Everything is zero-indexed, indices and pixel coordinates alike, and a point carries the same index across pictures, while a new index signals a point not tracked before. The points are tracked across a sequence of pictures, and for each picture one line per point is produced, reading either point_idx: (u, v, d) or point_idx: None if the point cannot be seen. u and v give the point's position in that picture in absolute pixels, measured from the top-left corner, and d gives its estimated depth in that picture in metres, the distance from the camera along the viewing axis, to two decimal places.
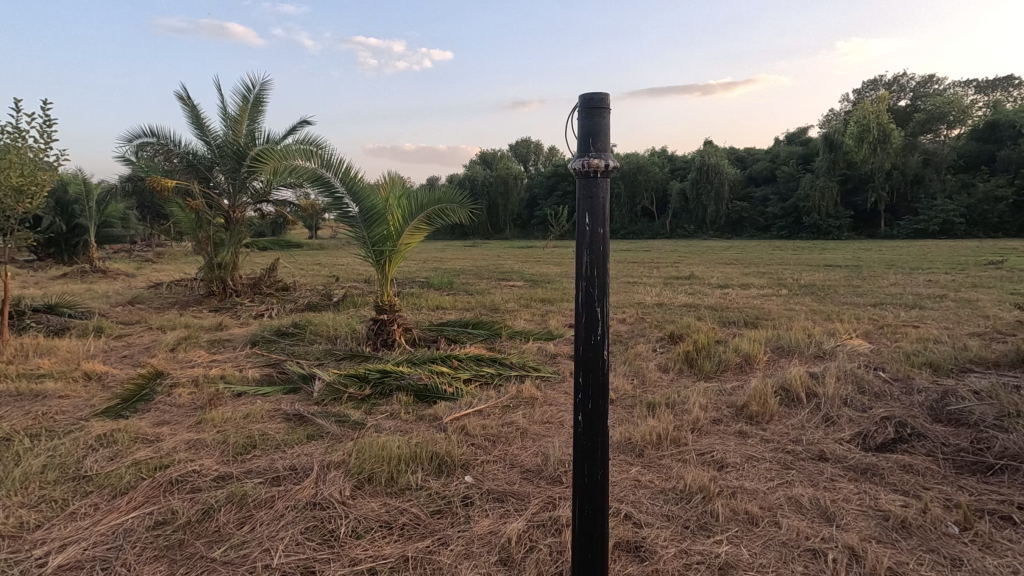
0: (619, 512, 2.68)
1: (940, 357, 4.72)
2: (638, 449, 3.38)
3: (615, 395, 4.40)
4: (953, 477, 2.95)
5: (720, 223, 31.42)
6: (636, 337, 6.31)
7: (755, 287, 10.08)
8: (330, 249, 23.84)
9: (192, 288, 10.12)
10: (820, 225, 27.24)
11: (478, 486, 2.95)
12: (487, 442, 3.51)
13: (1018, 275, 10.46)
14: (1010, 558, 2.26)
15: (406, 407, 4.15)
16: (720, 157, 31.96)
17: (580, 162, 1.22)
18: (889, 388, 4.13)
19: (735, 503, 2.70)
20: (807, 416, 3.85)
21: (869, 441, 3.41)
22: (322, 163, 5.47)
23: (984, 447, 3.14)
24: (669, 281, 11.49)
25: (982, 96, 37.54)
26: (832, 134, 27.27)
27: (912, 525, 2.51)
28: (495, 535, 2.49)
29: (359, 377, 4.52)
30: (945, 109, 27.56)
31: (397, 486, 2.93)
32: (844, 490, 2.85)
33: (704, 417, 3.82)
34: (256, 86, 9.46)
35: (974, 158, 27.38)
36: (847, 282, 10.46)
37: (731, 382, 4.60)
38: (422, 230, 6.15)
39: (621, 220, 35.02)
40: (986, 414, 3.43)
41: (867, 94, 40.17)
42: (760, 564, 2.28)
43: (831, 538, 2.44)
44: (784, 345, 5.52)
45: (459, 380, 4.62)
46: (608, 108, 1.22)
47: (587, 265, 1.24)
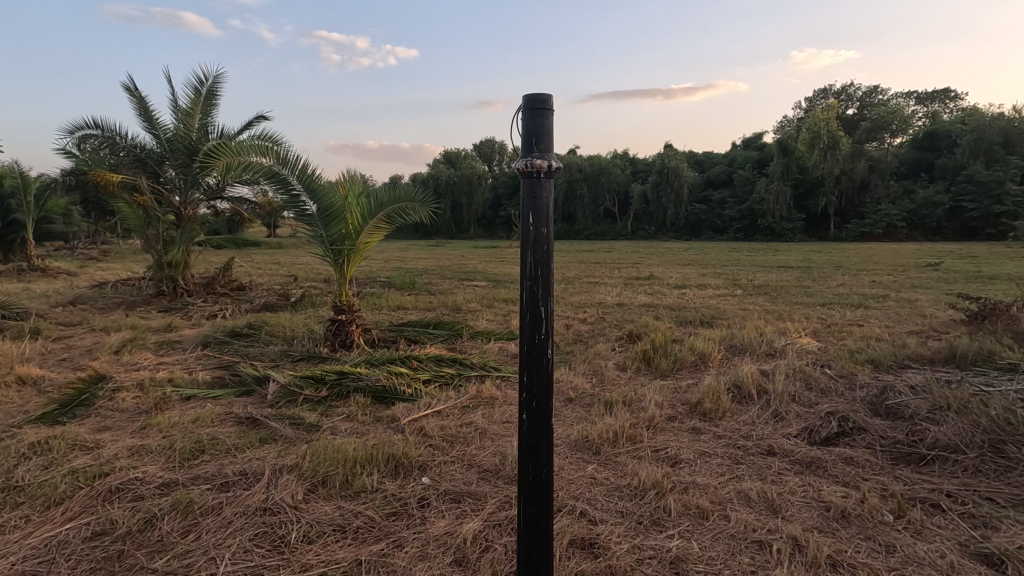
0: (574, 510, 2.71)
1: (881, 354, 4.97)
2: (595, 447, 3.43)
3: (574, 393, 4.45)
4: (889, 468, 3.10)
5: (679, 224, 32.16)
6: (596, 337, 6.41)
7: (711, 288, 10.39)
8: (290, 248, 23.34)
9: (140, 288, 9.71)
10: (774, 228, 28.26)
11: (434, 487, 2.93)
12: (445, 442, 3.50)
13: (953, 276, 11.13)
14: (938, 544, 2.40)
15: (364, 409, 4.08)
16: (679, 160, 32.76)
17: (524, 162, 1.22)
18: (833, 384, 4.31)
19: (686, 499, 2.77)
20: (757, 412, 3.98)
21: (815, 435, 3.55)
22: (279, 160, 5.32)
23: (918, 439, 3.32)
24: (630, 281, 11.66)
25: (922, 107, 39.83)
26: (785, 140, 28.31)
27: (851, 515, 2.63)
28: (451, 535, 2.48)
29: (315, 379, 4.42)
30: (889, 118, 29.05)
31: (352, 488, 2.89)
32: (790, 483, 2.96)
33: (660, 414, 3.90)
34: (210, 79, 9.18)
35: (915, 165, 28.93)
36: (798, 283, 10.88)
37: (685, 380, 4.72)
38: (382, 229, 6.07)
39: (585, 221, 35.44)
40: (921, 407, 3.62)
41: (818, 102, 42.02)
42: (709, 556, 2.35)
43: (777, 529, 2.53)
44: (737, 343, 5.69)
45: (418, 381, 4.57)
46: (552, 109, 1.23)
47: (532, 264, 1.24)
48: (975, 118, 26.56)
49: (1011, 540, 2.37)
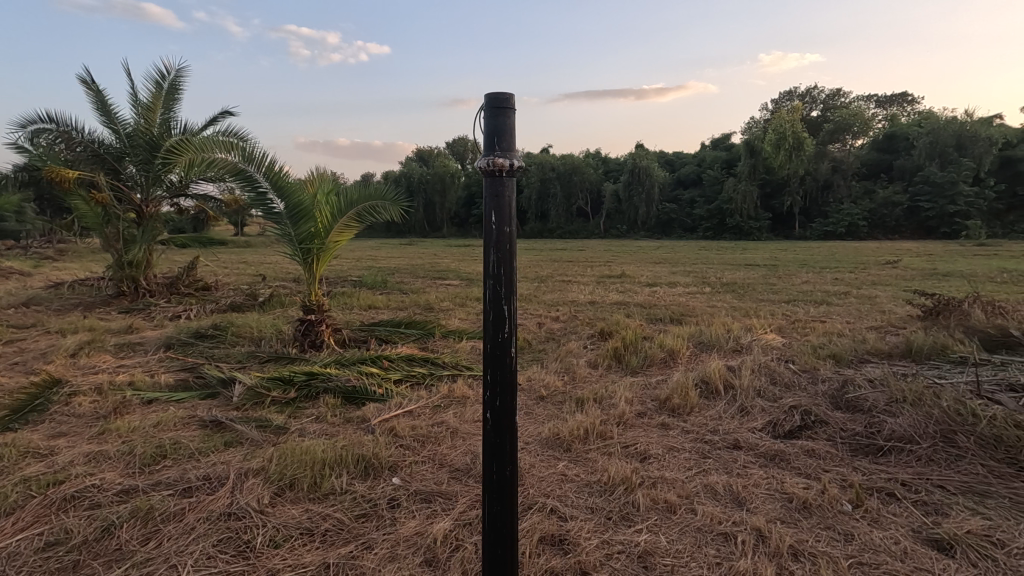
0: (545, 507, 2.73)
1: (843, 349, 5.13)
2: (566, 444, 3.45)
3: (545, 391, 4.47)
4: (849, 459, 3.21)
5: (650, 223, 32.60)
6: (568, 335, 6.45)
7: (680, 285, 10.58)
8: (257, 246, 22.86)
9: (99, 288, 9.37)
10: (742, 227, 28.94)
11: (405, 487, 2.91)
12: (416, 442, 3.48)
13: (910, 273, 11.58)
14: (893, 531, 2.49)
15: (334, 410, 4.03)
16: (651, 160, 33.20)
17: (485, 161, 1.22)
18: (797, 379, 4.44)
19: (655, 494, 2.82)
20: (724, 407, 4.07)
21: (778, 429, 3.65)
22: (244, 156, 5.19)
23: (876, 431, 3.44)
24: (602, 279, 11.77)
25: (881, 110, 41.28)
26: (752, 140, 28.96)
27: (812, 506, 2.71)
28: (421, 536, 2.47)
29: (283, 381, 4.34)
30: (851, 120, 30.00)
31: (320, 491, 2.84)
32: (755, 476, 3.04)
33: (630, 411, 3.96)
34: (172, 72, 8.91)
35: (876, 166, 29.97)
36: (764, 280, 11.15)
37: (655, 377, 4.79)
38: (352, 228, 6.00)
39: (558, 219, 35.66)
40: (878, 400, 3.75)
41: (783, 104, 43.14)
42: (676, 550, 2.39)
43: (741, 521, 2.59)
44: (705, 339, 5.81)
45: (389, 381, 4.53)
46: (514, 108, 1.23)
47: (494, 263, 1.25)
48: (931, 122, 27.64)
49: (959, 525, 2.49)
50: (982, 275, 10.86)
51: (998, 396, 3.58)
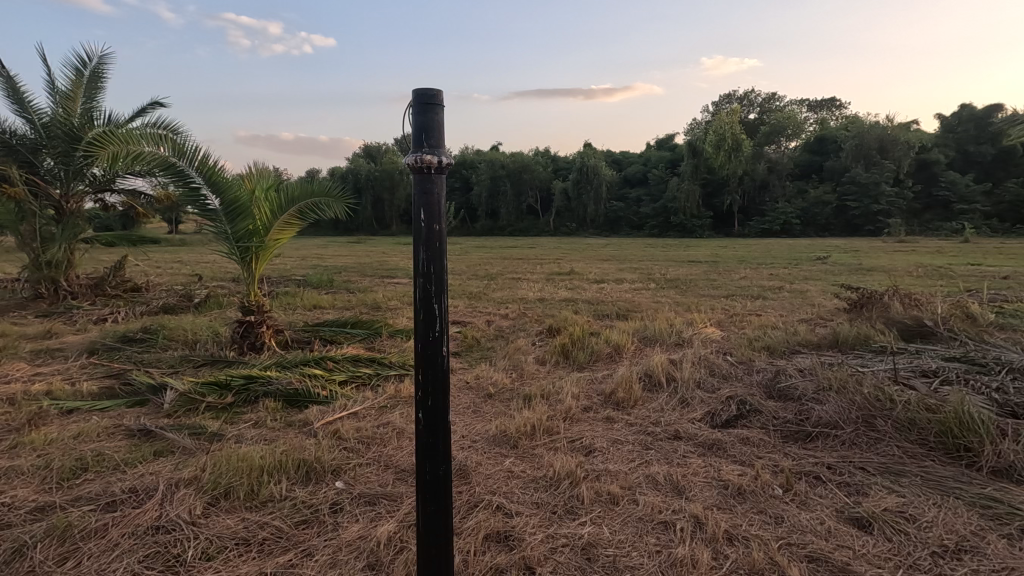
0: (491, 504, 2.73)
1: (776, 341, 5.40)
2: (513, 441, 3.47)
3: (493, 388, 4.49)
4: (780, 445, 3.38)
5: (599, 221, 33.19)
6: (517, 332, 6.49)
7: (627, 282, 10.84)
8: (194, 245, 21.75)
9: (13, 290, 8.66)
10: (686, 225, 29.95)
11: (348, 490, 2.85)
12: (361, 444, 3.41)
13: (838, 269, 12.31)
14: (819, 511, 2.64)
15: (274, 414, 3.89)
16: (599, 159, 33.81)
17: (414, 157, 1.20)
18: (734, 370, 4.64)
19: (598, 486, 2.88)
20: (666, 399, 4.20)
21: (716, 419, 3.80)
22: (175, 150, 4.91)
23: (804, 417, 3.64)
24: (551, 276, 11.89)
25: (813, 114, 43.71)
26: (694, 141, 29.99)
27: (746, 491, 2.83)
28: (364, 539, 2.42)
29: (219, 385, 4.15)
30: (785, 123, 31.55)
31: (258, 498, 2.74)
32: (694, 465, 3.15)
33: (576, 405, 4.02)
34: (94, 59, 8.40)
35: (808, 167, 31.67)
36: (705, 276, 11.60)
37: (601, 371, 4.89)
38: (294, 225, 5.81)
39: (508, 217, 35.75)
40: (807, 388, 3.97)
41: (723, 106, 44.91)
42: (618, 540, 2.45)
43: (680, 509, 2.68)
44: (649, 334, 5.97)
45: (334, 383, 4.41)
46: (442, 105, 1.23)
47: (424, 261, 1.23)
48: (856, 126, 29.46)
49: (877, 503, 2.67)
50: (901, 269, 11.67)
51: (913, 382, 3.86)
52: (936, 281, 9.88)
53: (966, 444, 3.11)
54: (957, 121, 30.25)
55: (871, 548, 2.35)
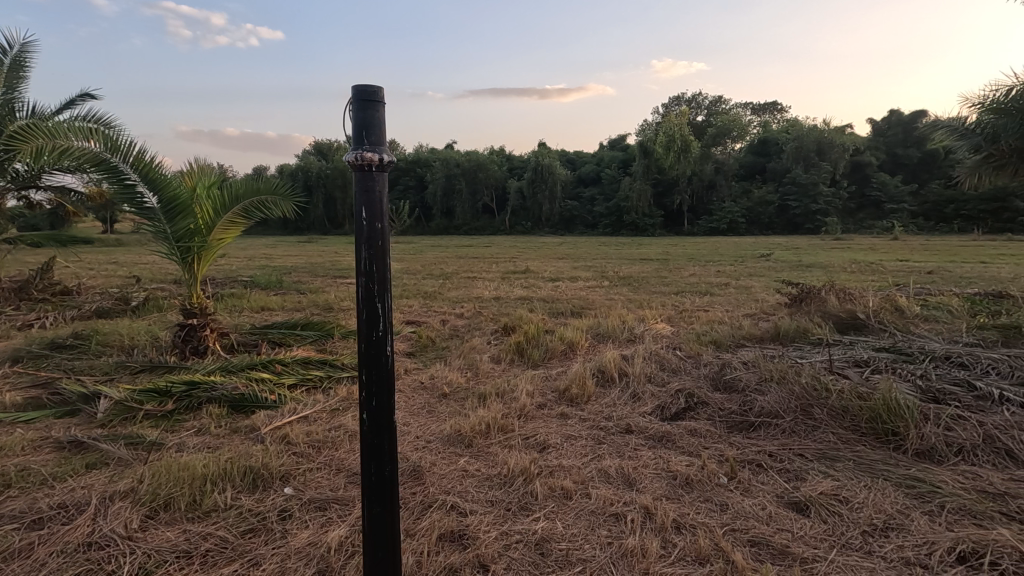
0: (445, 504, 2.72)
1: (722, 336, 5.60)
2: (467, 440, 3.47)
3: (448, 388, 4.46)
4: (725, 435, 3.51)
5: (554, 220, 33.50)
6: (472, 331, 6.48)
7: (581, 279, 11.01)
8: (131, 245, 20.60)
9: None
10: (638, 224, 30.59)
11: (298, 496, 2.77)
12: (311, 449, 3.32)
13: (780, 265, 12.89)
14: (761, 497, 2.77)
15: (219, 421, 3.75)
16: (553, 158, 34.13)
17: (354, 155, 1.18)
18: (683, 364, 4.78)
19: (552, 482, 2.91)
20: (618, 394, 4.29)
21: (666, 412, 3.91)
22: (107, 145, 4.63)
23: (748, 408, 3.80)
24: (506, 275, 11.91)
25: (756, 116, 45.58)
26: (645, 142, 30.72)
27: (693, 481, 2.93)
28: (314, 546, 2.36)
29: (159, 392, 3.96)
30: (730, 125, 32.76)
31: (200, 509, 2.63)
32: (644, 457, 3.24)
33: (530, 403, 4.06)
34: (13, 46, 7.88)
35: (752, 168, 32.98)
36: (656, 274, 11.91)
37: (555, 369, 4.95)
38: (238, 224, 5.60)
39: (463, 216, 35.57)
40: (751, 380, 4.15)
41: (672, 108, 46.16)
42: (571, 534, 2.49)
43: (631, 501, 2.75)
44: (602, 331, 6.09)
45: (282, 387, 4.29)
46: (383, 103, 1.22)
47: (366, 260, 1.22)
48: (796, 129, 30.85)
49: (814, 488, 2.81)
50: (837, 266, 12.32)
51: (846, 372, 4.09)
52: (868, 276, 10.48)
53: (893, 429, 3.32)
54: (887, 126, 32.18)
55: (808, 530, 2.48)
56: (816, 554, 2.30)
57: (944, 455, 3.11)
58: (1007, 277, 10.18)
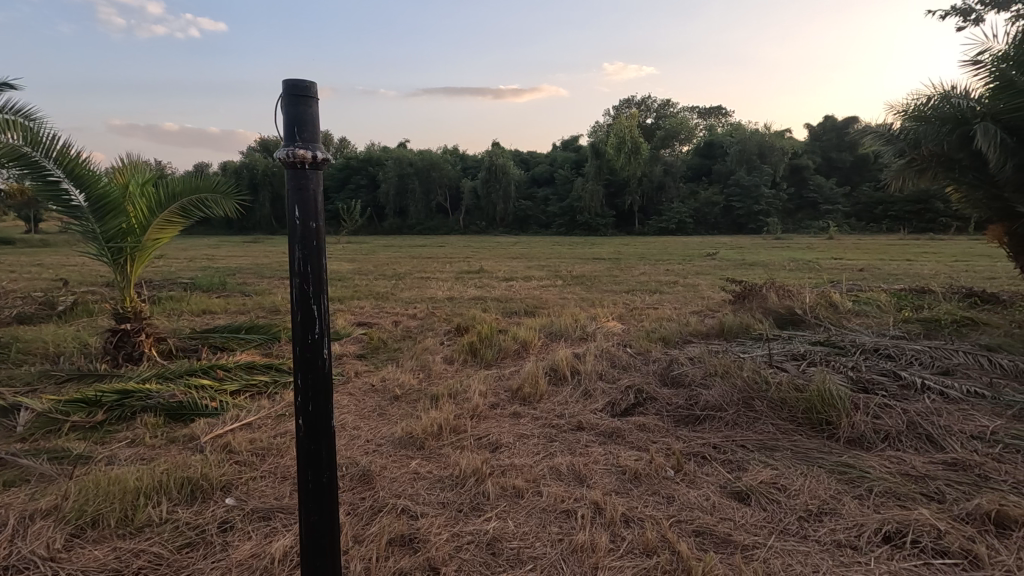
0: (395, 508, 2.68)
1: (670, 332, 5.76)
2: (419, 442, 3.42)
3: (400, 390, 4.40)
4: (673, 429, 3.61)
5: (508, 219, 33.58)
6: (425, 332, 6.41)
7: (535, 279, 11.09)
8: (57, 245, 19.26)
9: None
10: (591, 224, 31.07)
11: (240, 507, 2.66)
12: (255, 457, 3.20)
13: (725, 263, 13.38)
14: (705, 488, 2.86)
15: (154, 431, 3.56)
16: (507, 158, 34.20)
17: (285, 151, 1.15)
18: (633, 361, 4.89)
19: (504, 481, 2.91)
20: (570, 392, 4.34)
21: (616, 408, 3.99)
22: (27, 138, 4.27)
23: (694, 402, 3.92)
24: (460, 276, 11.83)
25: (702, 120, 47.19)
26: (597, 144, 31.23)
27: (641, 475, 2.99)
28: (257, 557, 2.27)
29: (87, 402, 3.72)
30: (678, 128, 33.74)
31: (133, 524, 2.49)
32: (595, 453, 3.29)
33: (483, 403, 4.05)
34: None
35: (699, 169, 34.12)
36: (608, 273, 12.13)
37: (508, 368, 4.96)
38: (175, 223, 5.34)
39: (417, 216, 35.16)
40: (697, 374, 4.28)
41: (622, 110, 47.16)
42: (522, 532, 2.50)
43: (581, 497, 2.78)
44: (555, 329, 6.15)
45: (224, 394, 4.11)
46: (316, 98, 1.19)
47: (300, 261, 1.19)
48: (739, 132, 32.10)
49: (754, 477, 2.93)
50: (778, 264, 12.91)
51: (785, 365, 4.28)
52: (805, 274, 11.02)
53: (827, 418, 3.50)
54: (823, 131, 33.94)
55: (749, 518, 2.58)
56: (756, 541, 2.39)
57: (872, 441, 3.30)
58: (928, 274, 10.91)
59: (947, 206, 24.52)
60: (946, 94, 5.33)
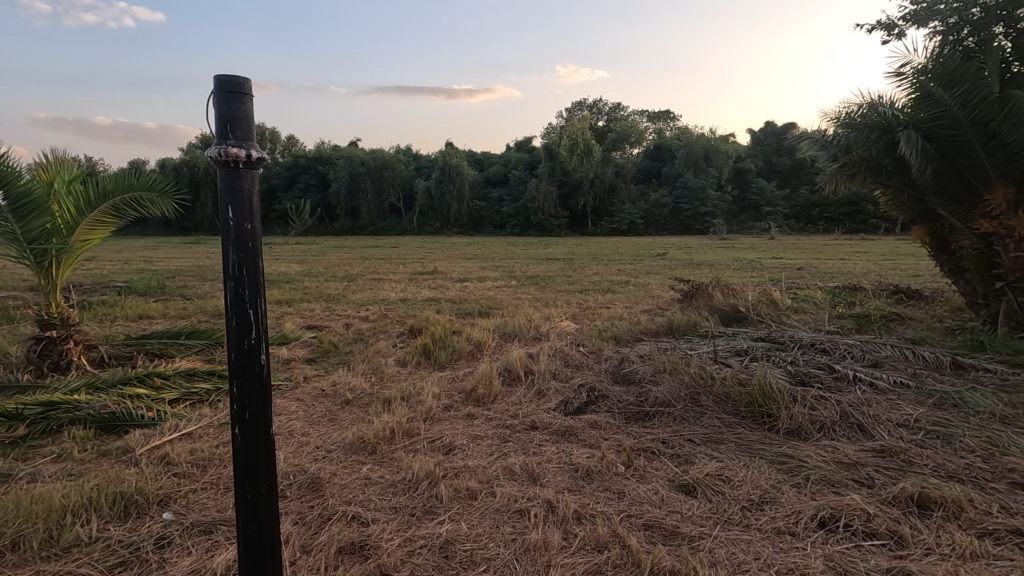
0: (345, 515, 2.62)
1: (622, 331, 5.88)
2: (370, 447, 3.36)
3: (351, 394, 4.30)
4: (624, 426, 3.68)
5: (463, 220, 33.45)
6: (377, 334, 6.30)
7: (489, 279, 11.10)
8: None
9: None
10: (545, 224, 31.37)
11: (179, 521, 2.53)
12: (195, 468, 3.06)
13: (675, 263, 13.78)
14: (654, 483, 2.94)
15: (84, 444, 3.35)
16: (461, 159, 34.06)
17: (217, 150, 1.11)
18: (585, 359, 4.97)
19: (457, 483, 2.90)
20: (524, 392, 4.36)
21: (569, 406, 4.04)
22: None
23: (644, 399, 4.02)
24: (414, 277, 11.69)
25: (652, 123, 48.48)
26: (550, 145, 31.57)
27: (594, 472, 3.04)
28: (197, 573, 2.17)
29: (7, 416, 3.46)
30: (629, 131, 34.51)
31: (59, 545, 2.33)
32: (548, 452, 3.32)
33: (437, 405, 4.01)
34: None
35: (648, 172, 35.01)
36: (561, 273, 12.27)
37: (462, 369, 4.94)
38: (107, 223, 5.03)
39: (369, 216, 34.52)
40: (647, 372, 4.39)
41: (575, 113, 47.89)
42: (476, 534, 2.49)
43: (535, 496, 2.80)
44: (509, 330, 6.17)
45: (162, 403, 3.91)
46: (250, 95, 1.16)
47: (234, 263, 1.15)
48: (686, 136, 33.16)
49: (700, 470, 3.03)
50: (723, 263, 13.42)
51: (729, 360, 4.45)
52: (748, 273, 11.49)
53: (767, 411, 3.66)
54: (764, 135, 35.50)
55: (696, 509, 2.66)
56: (701, 532, 2.47)
57: (809, 432, 3.47)
58: (860, 272, 11.60)
59: (876, 209, 26.11)
60: (873, 103, 5.66)
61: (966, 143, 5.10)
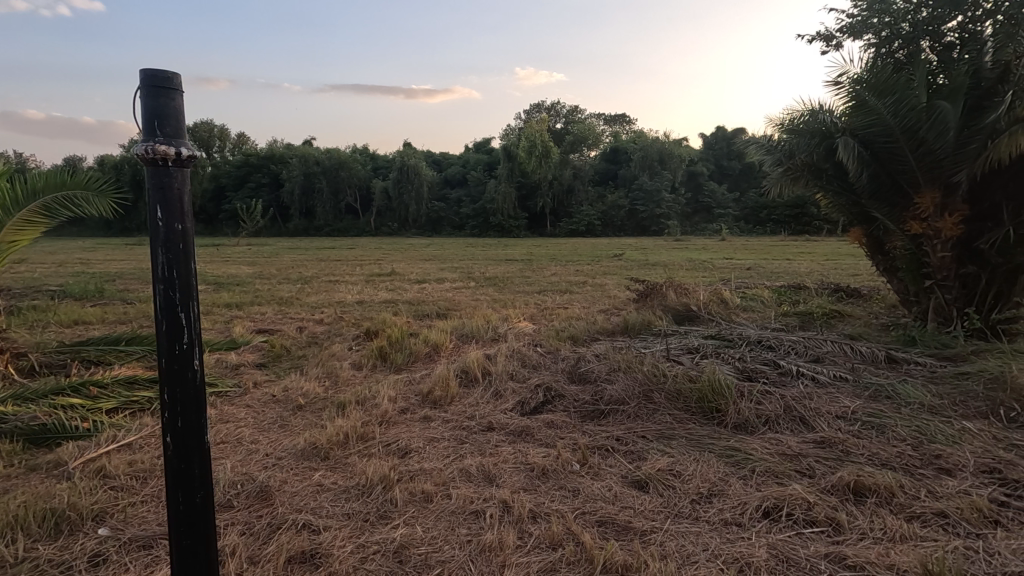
0: (296, 523, 2.55)
1: (578, 331, 5.95)
2: (323, 452, 3.28)
3: (304, 399, 4.19)
4: (579, 424, 3.73)
5: (421, 221, 33.13)
6: (332, 337, 6.16)
7: (447, 280, 11.04)
8: None
9: None
10: (504, 225, 31.44)
11: (115, 536, 2.41)
12: (135, 480, 2.91)
13: (630, 263, 14.08)
14: (608, 479, 2.98)
15: (10, 459, 3.14)
16: (419, 159, 33.74)
17: (144, 148, 1.07)
18: (542, 359, 5.00)
19: (412, 487, 2.87)
20: (481, 393, 4.36)
21: (526, 406, 4.06)
22: None
23: (599, 397, 4.08)
24: (370, 278, 11.51)
25: (609, 126, 49.38)
26: (509, 147, 31.68)
27: (549, 471, 3.06)
28: None
29: None
30: (587, 134, 35.02)
31: None
32: (504, 452, 3.33)
33: (393, 408, 3.96)
34: None
35: (606, 174, 35.62)
36: (519, 274, 12.33)
37: (419, 371, 4.90)
38: (36, 224, 4.71)
39: (325, 216, 33.74)
40: (602, 371, 4.46)
41: (534, 115, 48.29)
42: (430, 537, 2.47)
43: (490, 497, 2.80)
44: (467, 331, 6.15)
45: (99, 413, 3.71)
46: (180, 91, 1.12)
47: (164, 265, 1.11)
48: (642, 140, 33.94)
49: (652, 465, 3.10)
50: (676, 264, 13.79)
51: (681, 358, 4.58)
52: (700, 272, 11.84)
53: (716, 406, 3.78)
54: (715, 140, 36.70)
55: (647, 504, 2.73)
56: (653, 526, 2.53)
57: (755, 425, 3.61)
58: (804, 271, 12.12)
59: (818, 210, 27.37)
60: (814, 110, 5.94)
61: (897, 150, 5.40)
